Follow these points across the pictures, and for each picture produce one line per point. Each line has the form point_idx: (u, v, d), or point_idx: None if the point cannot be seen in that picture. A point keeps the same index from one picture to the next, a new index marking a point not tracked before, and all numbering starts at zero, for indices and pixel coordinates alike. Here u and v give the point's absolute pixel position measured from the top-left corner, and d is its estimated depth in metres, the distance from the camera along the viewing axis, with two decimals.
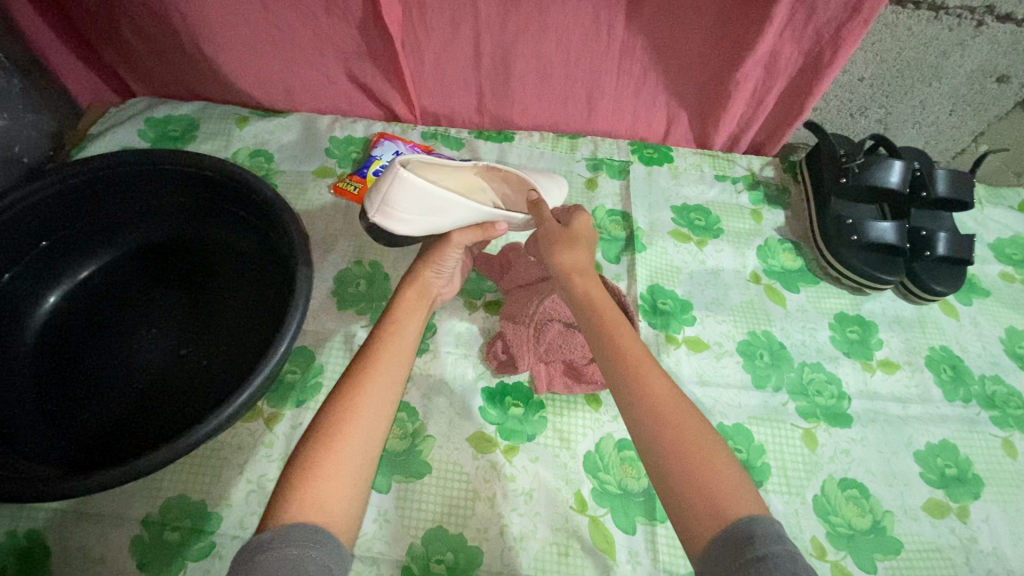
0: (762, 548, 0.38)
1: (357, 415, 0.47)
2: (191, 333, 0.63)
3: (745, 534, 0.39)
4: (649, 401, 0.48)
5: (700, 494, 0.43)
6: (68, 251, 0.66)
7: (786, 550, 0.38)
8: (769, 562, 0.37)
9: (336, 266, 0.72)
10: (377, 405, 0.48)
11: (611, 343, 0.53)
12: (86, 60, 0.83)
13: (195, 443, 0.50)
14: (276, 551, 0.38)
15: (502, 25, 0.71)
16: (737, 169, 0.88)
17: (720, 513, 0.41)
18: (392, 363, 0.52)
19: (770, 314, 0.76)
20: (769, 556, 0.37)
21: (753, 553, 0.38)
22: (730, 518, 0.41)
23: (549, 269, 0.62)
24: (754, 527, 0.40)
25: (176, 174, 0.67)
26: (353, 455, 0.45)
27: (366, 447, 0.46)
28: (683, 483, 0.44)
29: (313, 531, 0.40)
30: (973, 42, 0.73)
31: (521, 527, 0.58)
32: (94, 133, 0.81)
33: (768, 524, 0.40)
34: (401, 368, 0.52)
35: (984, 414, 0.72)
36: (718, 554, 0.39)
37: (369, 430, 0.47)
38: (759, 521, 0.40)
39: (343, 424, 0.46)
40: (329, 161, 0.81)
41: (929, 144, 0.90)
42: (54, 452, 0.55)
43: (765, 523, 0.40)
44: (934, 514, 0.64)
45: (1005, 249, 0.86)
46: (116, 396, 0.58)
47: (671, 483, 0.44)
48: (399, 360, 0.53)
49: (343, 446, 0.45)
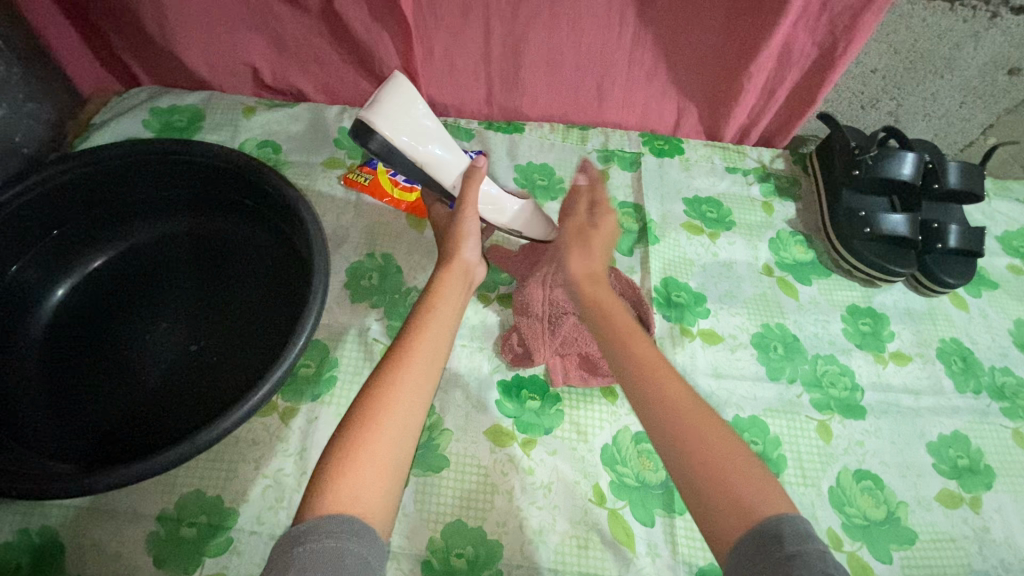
0: (792, 546, 0.38)
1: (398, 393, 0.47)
2: (204, 326, 0.62)
3: (773, 534, 0.39)
4: (672, 396, 0.48)
5: (730, 490, 0.42)
6: (76, 242, 0.65)
7: (816, 549, 0.37)
8: (800, 561, 0.37)
9: (348, 258, 0.72)
10: (417, 383, 0.48)
11: (632, 335, 0.52)
12: (89, 48, 0.81)
13: (215, 438, 0.49)
14: (314, 543, 0.37)
15: (515, 14, 0.70)
16: (748, 161, 0.87)
17: (751, 511, 0.41)
18: (432, 341, 0.51)
19: (783, 306, 0.76)
20: (799, 554, 0.37)
21: (783, 551, 0.37)
22: (760, 515, 0.40)
23: (567, 261, 0.61)
24: (784, 525, 0.39)
25: (186, 165, 0.65)
26: (389, 443, 0.44)
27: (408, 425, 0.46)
28: (710, 475, 0.43)
29: (350, 524, 0.39)
30: (987, 34, 0.73)
31: (541, 520, 0.57)
32: (97, 123, 0.79)
33: (798, 523, 0.39)
34: (439, 353, 0.52)
35: (995, 405, 0.72)
36: (747, 548, 0.39)
37: (407, 417, 0.46)
38: (790, 518, 0.40)
39: (380, 409, 0.46)
40: (338, 152, 0.80)
41: (939, 137, 0.90)
42: (69, 447, 0.54)
43: (796, 522, 0.39)
44: (947, 505, 0.65)
45: (1013, 242, 0.87)
46: (131, 391, 0.57)
47: (697, 475, 0.44)
48: (437, 342, 0.52)
49: (379, 432, 0.44)
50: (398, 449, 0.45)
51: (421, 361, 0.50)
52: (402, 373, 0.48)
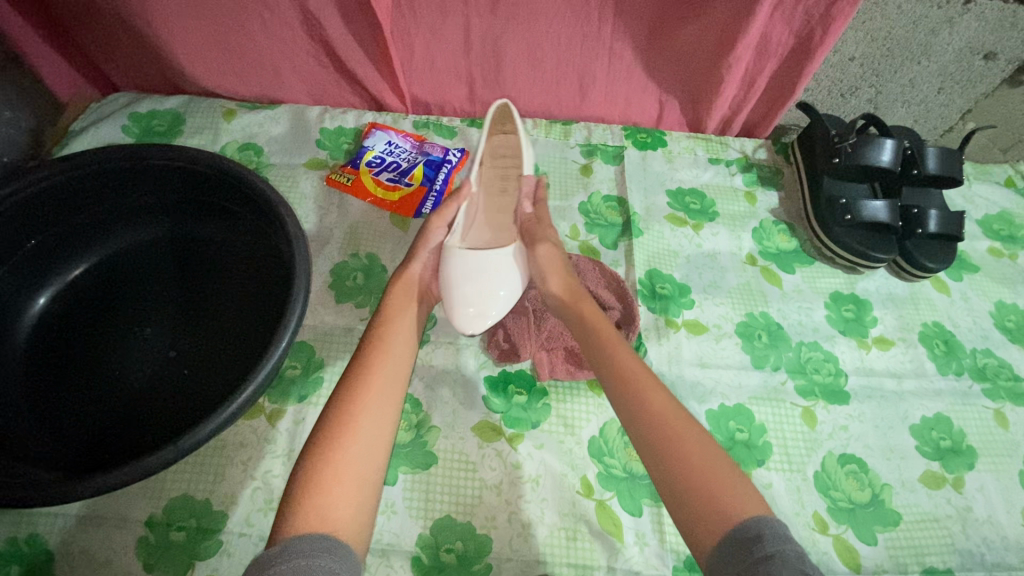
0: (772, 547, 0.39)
1: (358, 424, 0.50)
2: (187, 330, 0.62)
3: (754, 535, 0.40)
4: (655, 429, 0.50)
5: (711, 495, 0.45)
6: (57, 250, 0.65)
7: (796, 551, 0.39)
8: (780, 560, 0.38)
9: (333, 259, 0.72)
10: (377, 414, 0.51)
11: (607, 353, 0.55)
12: (69, 55, 0.81)
13: (200, 441, 0.49)
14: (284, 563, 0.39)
15: (492, 11, 0.70)
16: (730, 152, 0.88)
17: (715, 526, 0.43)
18: (390, 371, 0.54)
19: (767, 295, 0.76)
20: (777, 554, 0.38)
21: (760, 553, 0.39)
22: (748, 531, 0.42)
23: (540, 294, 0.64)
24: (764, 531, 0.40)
25: (166, 170, 0.65)
26: (357, 459, 0.48)
27: (372, 453, 0.49)
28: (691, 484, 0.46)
29: (322, 540, 0.41)
30: (961, 20, 0.73)
31: (529, 513, 0.58)
32: (76, 130, 0.79)
33: None
34: (402, 370, 0.56)
35: (976, 386, 0.73)
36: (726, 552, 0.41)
37: (374, 433, 0.50)
38: None
39: (346, 429, 0.49)
40: (320, 152, 0.79)
41: (918, 123, 0.91)
42: (52, 455, 0.54)
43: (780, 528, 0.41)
44: (931, 486, 0.66)
45: (993, 225, 0.88)
46: (115, 398, 0.57)
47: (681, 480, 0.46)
48: (400, 361, 0.56)
49: (348, 450, 0.48)
50: (368, 464, 0.48)
51: (384, 379, 0.54)
52: (366, 392, 0.52)
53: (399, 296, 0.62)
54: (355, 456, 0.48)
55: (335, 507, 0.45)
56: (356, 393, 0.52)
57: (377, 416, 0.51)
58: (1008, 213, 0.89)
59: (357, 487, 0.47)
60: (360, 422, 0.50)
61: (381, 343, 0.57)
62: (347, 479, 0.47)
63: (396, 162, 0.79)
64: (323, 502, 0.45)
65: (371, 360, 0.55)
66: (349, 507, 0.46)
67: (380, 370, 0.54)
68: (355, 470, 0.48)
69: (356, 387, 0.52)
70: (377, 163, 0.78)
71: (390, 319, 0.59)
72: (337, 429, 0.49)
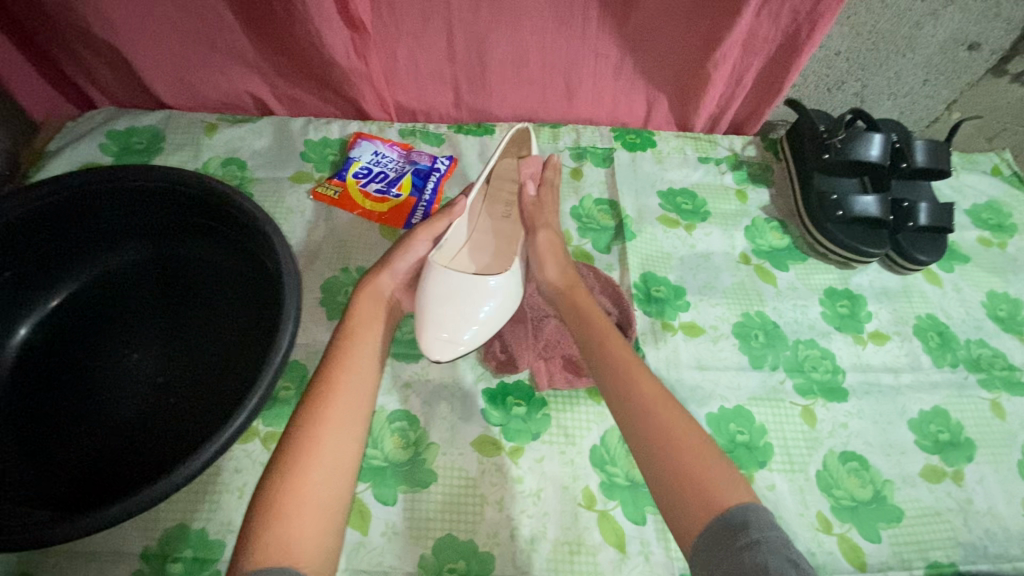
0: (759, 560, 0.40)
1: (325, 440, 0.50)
2: (176, 354, 0.60)
3: (739, 523, 0.43)
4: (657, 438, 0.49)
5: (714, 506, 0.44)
6: (38, 278, 0.63)
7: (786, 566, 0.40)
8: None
9: (323, 274, 0.70)
10: (344, 429, 0.51)
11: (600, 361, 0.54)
12: (43, 73, 0.79)
13: (194, 473, 0.48)
14: None
15: (475, 16, 0.69)
16: (720, 150, 0.87)
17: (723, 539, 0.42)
18: (356, 384, 0.55)
19: (762, 294, 0.76)
20: (762, 539, 0.42)
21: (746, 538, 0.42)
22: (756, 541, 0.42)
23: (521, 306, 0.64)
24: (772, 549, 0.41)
25: (147, 191, 0.64)
26: (319, 486, 0.48)
27: (339, 468, 0.49)
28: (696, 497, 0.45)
29: (283, 574, 0.41)
30: (945, 12, 0.73)
31: (532, 528, 0.57)
32: (52, 150, 0.76)
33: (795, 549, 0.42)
34: (367, 388, 0.55)
35: (972, 377, 0.74)
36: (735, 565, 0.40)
37: (338, 456, 0.50)
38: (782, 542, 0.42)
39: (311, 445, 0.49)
40: (305, 165, 0.78)
41: (905, 115, 0.91)
42: (40, 491, 0.52)
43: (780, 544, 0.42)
44: (931, 480, 0.66)
45: (982, 215, 0.88)
46: (104, 429, 0.56)
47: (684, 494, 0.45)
48: (365, 378, 0.56)
49: (311, 476, 0.48)
50: (330, 489, 0.48)
51: (348, 398, 0.53)
52: (329, 413, 0.52)
53: (368, 304, 0.61)
54: (317, 482, 0.48)
55: (297, 537, 0.45)
56: (319, 414, 0.51)
57: (341, 438, 0.51)
58: (996, 202, 0.89)
59: (320, 514, 0.47)
60: (324, 446, 0.50)
61: (347, 354, 0.56)
62: (310, 506, 0.46)
63: (383, 172, 0.77)
64: (285, 533, 0.44)
65: (334, 378, 0.54)
66: (311, 536, 0.45)
67: (342, 389, 0.54)
68: (317, 497, 0.47)
69: (322, 402, 0.52)
70: (363, 174, 0.77)
71: (355, 333, 0.59)
72: (300, 454, 0.49)
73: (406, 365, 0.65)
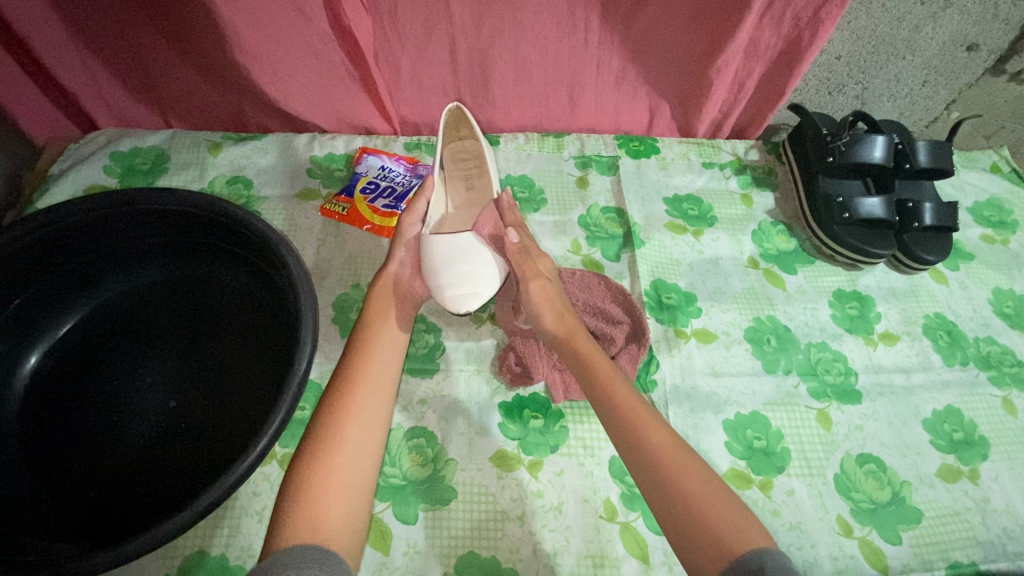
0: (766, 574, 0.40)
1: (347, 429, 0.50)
2: (189, 377, 0.60)
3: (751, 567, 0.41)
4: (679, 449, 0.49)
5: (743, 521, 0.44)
6: (45, 305, 0.62)
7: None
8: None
9: (334, 291, 0.70)
10: (366, 418, 0.52)
11: None
12: (45, 96, 0.78)
13: (217, 500, 0.47)
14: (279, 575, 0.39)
15: (479, 30, 0.69)
16: (723, 155, 0.88)
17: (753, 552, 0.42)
18: (376, 376, 0.55)
19: (772, 298, 0.76)
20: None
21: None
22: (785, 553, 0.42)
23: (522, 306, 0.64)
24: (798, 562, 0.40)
25: (156, 214, 0.64)
26: (345, 467, 0.48)
27: (364, 455, 0.50)
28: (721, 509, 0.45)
29: (311, 552, 0.42)
30: (944, 14, 0.74)
31: (554, 542, 0.57)
32: (55, 173, 0.76)
33: None
34: (387, 377, 0.56)
35: (983, 375, 0.74)
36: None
37: (362, 439, 0.51)
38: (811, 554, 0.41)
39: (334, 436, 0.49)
40: (312, 182, 0.78)
41: (904, 116, 0.92)
42: (58, 523, 0.52)
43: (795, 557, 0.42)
44: (948, 479, 0.66)
45: (984, 212, 0.89)
46: (120, 456, 0.55)
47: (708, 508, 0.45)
48: (387, 366, 0.56)
49: (337, 456, 0.48)
50: (356, 471, 0.49)
51: (371, 384, 0.54)
52: (353, 398, 0.52)
53: (381, 299, 0.62)
54: (343, 462, 0.48)
55: (325, 516, 0.45)
56: (344, 400, 0.52)
57: (363, 425, 0.51)
58: (997, 199, 0.90)
59: (347, 496, 0.47)
60: (348, 428, 0.50)
61: (367, 347, 0.57)
62: (336, 486, 0.47)
63: (390, 187, 0.77)
64: (313, 512, 0.45)
65: (357, 365, 0.55)
66: (338, 516, 0.46)
67: (364, 375, 0.54)
68: (342, 478, 0.48)
69: (344, 393, 0.53)
70: (370, 189, 0.76)
71: (375, 322, 0.59)
72: (326, 437, 0.49)
73: (420, 380, 0.65)
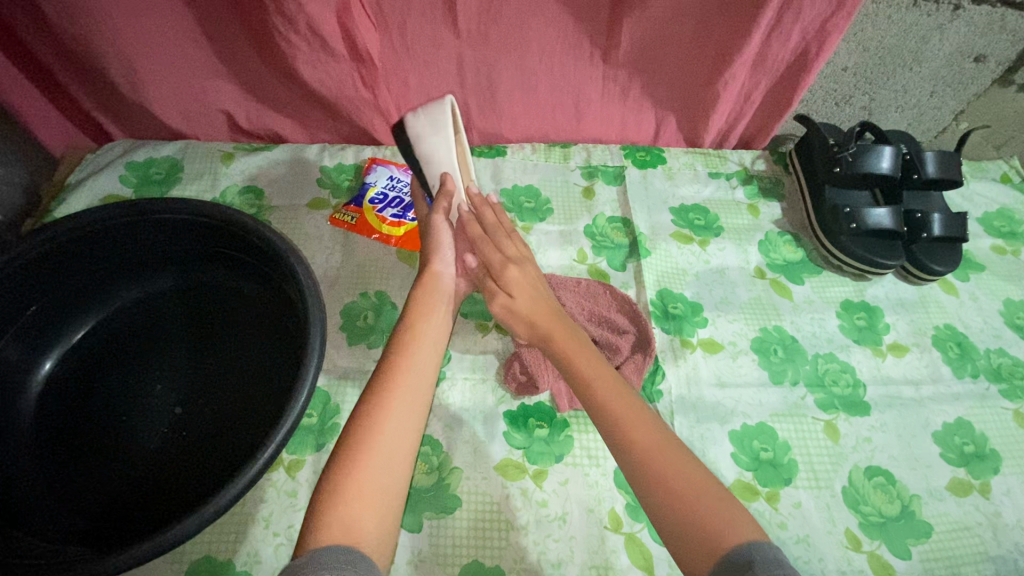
0: None
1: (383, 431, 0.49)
2: (199, 384, 0.61)
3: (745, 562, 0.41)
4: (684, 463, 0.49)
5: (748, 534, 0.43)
6: (60, 313, 0.63)
7: None
8: None
9: (342, 299, 0.71)
10: (404, 422, 0.51)
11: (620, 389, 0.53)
12: (63, 108, 0.80)
13: (224, 507, 0.48)
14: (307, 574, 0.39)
15: (487, 44, 0.70)
16: (730, 165, 0.88)
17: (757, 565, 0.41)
18: (415, 378, 0.54)
19: (779, 308, 0.76)
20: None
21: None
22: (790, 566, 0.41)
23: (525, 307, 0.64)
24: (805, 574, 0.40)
25: (168, 224, 0.65)
26: (380, 470, 0.47)
27: (399, 458, 0.49)
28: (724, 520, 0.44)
29: (344, 554, 0.41)
30: (951, 26, 0.74)
31: (559, 552, 0.57)
32: (73, 182, 0.78)
33: None
34: (426, 380, 0.55)
35: (993, 388, 0.73)
36: None
37: (399, 445, 0.49)
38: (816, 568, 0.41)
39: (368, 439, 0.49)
40: (322, 192, 0.79)
41: (912, 126, 0.91)
42: (68, 529, 0.53)
43: None
44: (959, 493, 0.65)
45: (994, 222, 0.88)
46: (129, 462, 0.56)
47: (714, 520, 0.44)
48: (424, 370, 0.55)
49: (373, 459, 0.48)
50: (391, 475, 0.48)
51: (410, 388, 0.53)
52: (391, 400, 0.51)
53: (422, 294, 0.61)
54: (378, 465, 0.48)
55: (359, 520, 0.45)
56: (381, 403, 0.51)
57: (399, 428, 0.50)
58: (1008, 209, 0.90)
59: (381, 499, 0.47)
60: (385, 432, 0.49)
61: (409, 345, 0.56)
62: (369, 492, 0.46)
63: (399, 197, 0.78)
64: (347, 514, 0.44)
65: (396, 369, 0.54)
66: (371, 520, 0.45)
67: (403, 379, 0.53)
68: (376, 484, 0.47)
69: (383, 393, 0.52)
70: (379, 200, 0.77)
71: (414, 323, 0.58)
72: (362, 438, 0.48)
73: None
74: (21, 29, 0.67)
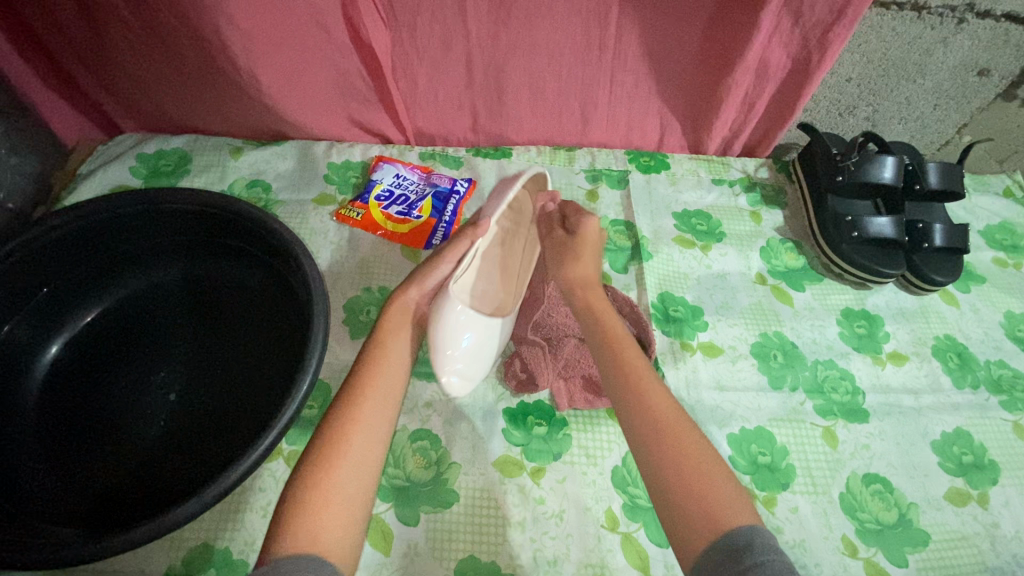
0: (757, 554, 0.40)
1: (350, 443, 0.49)
2: (200, 372, 0.62)
3: (744, 547, 0.41)
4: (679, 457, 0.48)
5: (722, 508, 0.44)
6: (68, 297, 0.64)
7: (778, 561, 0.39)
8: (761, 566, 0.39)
9: (346, 294, 0.72)
10: (370, 431, 0.51)
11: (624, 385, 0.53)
12: (70, 99, 0.81)
13: (223, 493, 0.48)
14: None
15: (495, 47, 0.71)
16: (733, 172, 0.89)
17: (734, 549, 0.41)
18: (384, 388, 0.54)
19: (779, 314, 0.77)
20: (766, 562, 0.39)
21: (750, 559, 0.40)
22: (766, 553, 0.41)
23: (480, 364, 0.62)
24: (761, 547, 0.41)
25: (177, 214, 0.66)
26: (347, 479, 0.48)
27: (365, 468, 0.49)
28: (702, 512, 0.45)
29: (309, 561, 0.41)
30: (955, 39, 0.75)
31: (554, 550, 0.57)
32: (83, 173, 0.79)
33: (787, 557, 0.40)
34: (396, 389, 0.55)
35: (993, 399, 0.73)
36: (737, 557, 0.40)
37: (364, 457, 0.50)
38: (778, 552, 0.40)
39: (337, 448, 0.49)
40: (328, 188, 0.80)
41: (916, 138, 0.92)
42: (69, 511, 0.53)
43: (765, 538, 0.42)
44: (957, 503, 0.65)
45: (996, 235, 0.89)
46: (128, 448, 0.57)
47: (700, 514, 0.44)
48: (392, 385, 0.55)
49: (339, 470, 0.48)
50: (355, 485, 0.48)
51: (376, 399, 0.53)
52: (358, 412, 0.51)
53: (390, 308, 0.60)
54: (345, 475, 0.48)
55: (325, 526, 0.45)
56: (348, 417, 0.51)
57: (369, 438, 0.50)
58: (1010, 222, 0.90)
59: (348, 508, 0.47)
60: (352, 443, 0.50)
61: (379, 357, 0.56)
62: (337, 499, 0.47)
63: (404, 194, 0.79)
64: (314, 521, 0.45)
65: (366, 380, 0.54)
66: (337, 528, 0.45)
67: (372, 394, 0.53)
68: (344, 492, 0.47)
69: (352, 400, 0.52)
70: (385, 197, 0.79)
71: (385, 339, 0.58)
72: (329, 448, 0.49)
73: (426, 384, 0.66)
74: (40, 21, 0.68)
